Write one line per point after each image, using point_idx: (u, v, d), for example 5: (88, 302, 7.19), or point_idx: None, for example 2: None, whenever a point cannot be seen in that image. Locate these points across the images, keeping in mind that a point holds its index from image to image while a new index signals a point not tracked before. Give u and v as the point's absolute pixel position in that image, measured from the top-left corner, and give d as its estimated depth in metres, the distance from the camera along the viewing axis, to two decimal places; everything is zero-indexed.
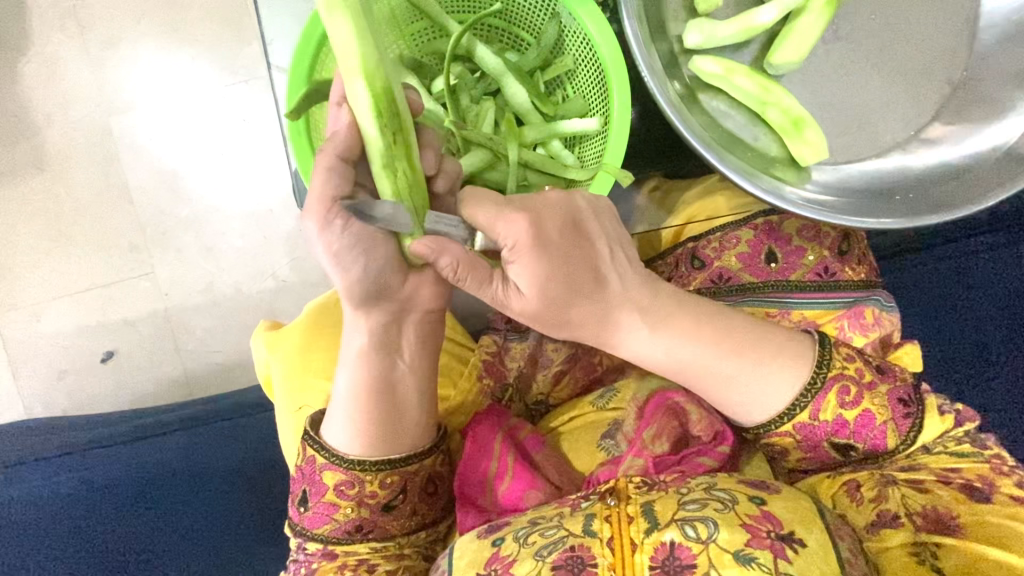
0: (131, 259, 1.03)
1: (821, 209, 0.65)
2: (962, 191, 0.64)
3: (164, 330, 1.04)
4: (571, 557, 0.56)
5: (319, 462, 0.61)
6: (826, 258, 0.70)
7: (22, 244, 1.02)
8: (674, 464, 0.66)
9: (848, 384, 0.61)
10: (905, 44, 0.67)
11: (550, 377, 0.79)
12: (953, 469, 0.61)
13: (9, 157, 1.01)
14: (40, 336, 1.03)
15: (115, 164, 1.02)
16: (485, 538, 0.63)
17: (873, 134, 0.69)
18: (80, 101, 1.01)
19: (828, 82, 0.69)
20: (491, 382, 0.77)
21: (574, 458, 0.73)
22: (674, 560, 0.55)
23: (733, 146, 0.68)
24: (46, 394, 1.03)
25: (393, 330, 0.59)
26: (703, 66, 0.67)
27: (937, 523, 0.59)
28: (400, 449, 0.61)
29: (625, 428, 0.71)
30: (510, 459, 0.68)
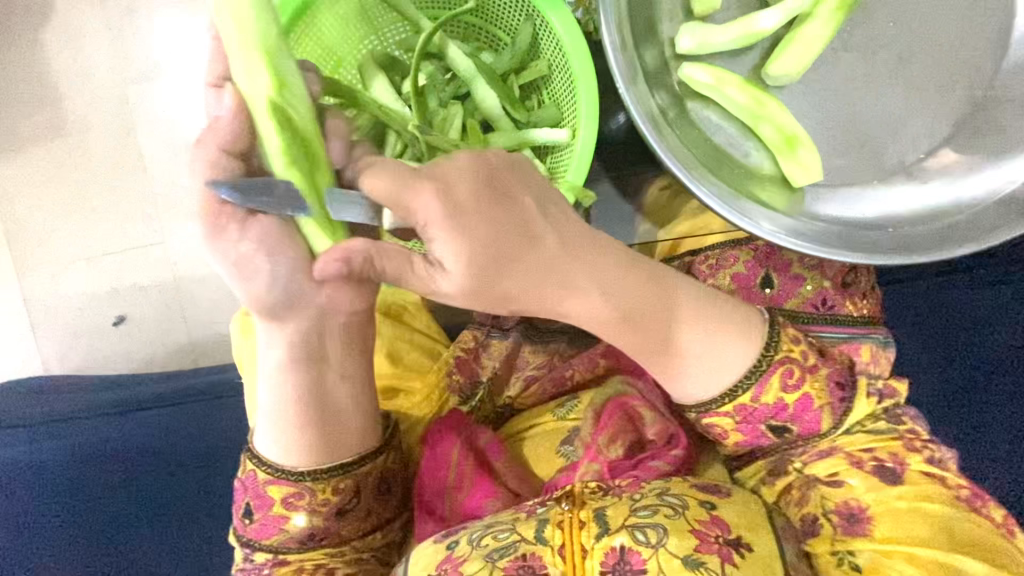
0: (143, 229, 1.07)
1: (807, 237, 0.59)
2: (967, 228, 0.59)
3: (172, 299, 1.09)
4: (521, 568, 0.58)
5: (262, 478, 0.61)
6: (825, 289, 0.71)
7: (45, 208, 1.07)
8: (629, 468, 0.67)
9: (792, 366, 0.62)
10: (920, 60, 0.61)
11: (521, 382, 0.78)
12: (867, 450, 0.64)
13: (36, 123, 1.05)
14: (59, 297, 1.09)
15: (130, 134, 1.05)
16: (441, 542, 0.63)
17: (873, 154, 0.63)
18: (95, 71, 1.04)
19: (834, 96, 0.63)
20: (460, 378, 0.77)
21: (536, 465, 0.73)
22: (625, 564, 0.57)
23: (720, 163, 0.63)
24: (62, 352, 1.10)
25: (314, 338, 0.58)
26: (691, 74, 0.62)
27: (853, 523, 0.62)
28: (346, 453, 0.62)
29: (583, 429, 0.71)
30: (468, 467, 0.69)
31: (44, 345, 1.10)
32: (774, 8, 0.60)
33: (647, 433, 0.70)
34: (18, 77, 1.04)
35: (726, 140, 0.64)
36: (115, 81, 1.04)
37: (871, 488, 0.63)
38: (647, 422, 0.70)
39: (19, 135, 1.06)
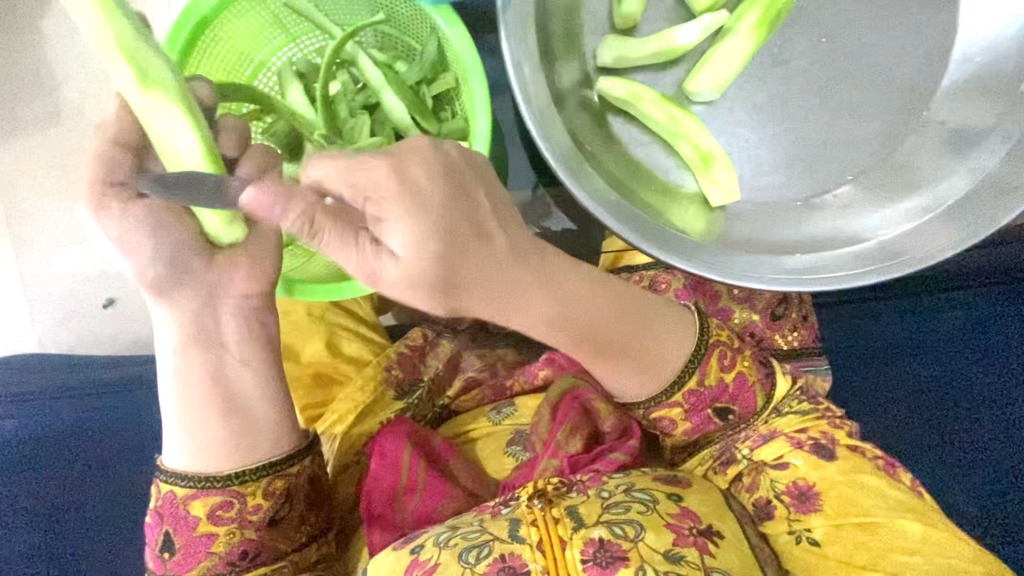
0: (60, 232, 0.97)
1: (723, 257, 0.64)
2: (877, 253, 0.66)
3: (91, 308, 0.98)
4: (502, 569, 0.59)
5: (181, 496, 0.59)
6: (753, 321, 0.78)
7: None
8: (588, 463, 0.70)
9: (726, 350, 0.67)
10: (853, 78, 0.68)
11: (460, 384, 0.83)
12: (801, 431, 0.69)
13: None
14: None
15: (50, 124, 0.95)
16: (402, 548, 0.63)
17: (807, 174, 0.69)
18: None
19: (753, 110, 0.69)
20: (400, 372, 0.82)
21: (485, 463, 0.75)
22: (606, 554, 0.59)
23: (642, 185, 0.69)
24: None
25: (207, 324, 0.59)
26: (612, 89, 0.67)
27: (804, 501, 0.68)
28: (257, 457, 0.60)
29: (538, 429, 0.74)
30: (419, 472, 0.69)
31: None
32: (692, 24, 0.67)
33: (602, 427, 0.73)
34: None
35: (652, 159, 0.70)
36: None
37: (814, 467, 0.68)
38: (602, 415, 0.73)
39: None
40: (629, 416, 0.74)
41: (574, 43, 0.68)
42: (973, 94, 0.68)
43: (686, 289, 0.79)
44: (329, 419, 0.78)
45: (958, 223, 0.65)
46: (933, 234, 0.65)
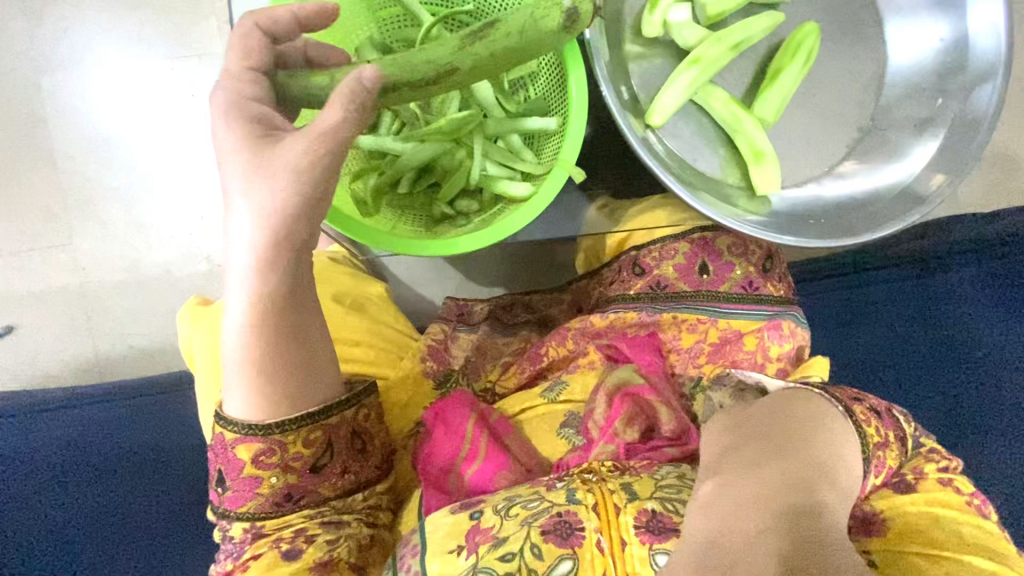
0: (119, 238, 1.11)
1: (769, 229, 0.80)
2: (864, 222, 0.83)
3: (149, 310, 1.12)
4: (559, 522, 0.63)
5: (230, 438, 0.61)
6: (751, 274, 0.88)
7: (27, 217, 1.10)
8: (643, 451, 0.72)
9: (880, 453, 0.67)
10: (814, 102, 0.87)
11: (500, 366, 0.91)
12: (898, 474, 0.69)
13: (25, 143, 1.09)
14: (32, 306, 1.11)
15: (116, 159, 1.10)
16: (462, 513, 0.67)
17: (790, 168, 0.86)
18: (73, 80, 1.09)
19: (784, 95, 0.81)
20: (434, 365, 0.87)
21: (538, 443, 0.78)
22: (655, 523, 0.64)
23: (700, 179, 0.83)
24: (34, 366, 1.11)
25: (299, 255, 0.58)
26: (663, 98, 0.79)
27: (868, 526, 0.67)
28: (320, 400, 0.64)
29: (593, 415, 0.76)
30: (482, 441, 0.74)
31: None
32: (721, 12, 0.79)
33: (660, 424, 0.75)
34: (17, 91, 1.08)
35: (706, 152, 0.84)
36: (131, 76, 1.09)
37: (884, 497, 0.68)
38: (661, 417, 0.75)
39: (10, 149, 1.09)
40: (684, 415, 0.76)
41: (617, 55, 0.82)
42: (903, 99, 0.87)
43: (694, 252, 0.87)
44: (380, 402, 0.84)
45: (910, 198, 0.83)
46: (904, 202, 0.83)
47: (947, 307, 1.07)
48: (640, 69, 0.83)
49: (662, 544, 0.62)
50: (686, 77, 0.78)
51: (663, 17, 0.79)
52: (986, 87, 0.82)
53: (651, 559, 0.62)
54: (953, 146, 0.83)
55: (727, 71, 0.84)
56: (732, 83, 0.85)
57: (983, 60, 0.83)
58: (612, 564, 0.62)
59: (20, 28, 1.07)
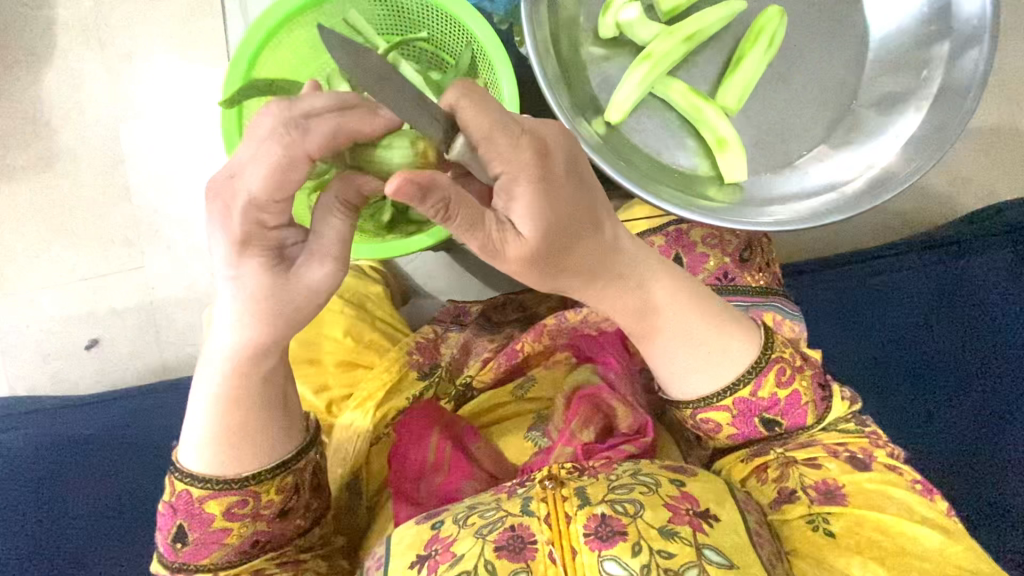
0: (123, 252, 1.12)
1: (735, 215, 0.77)
2: (837, 204, 0.78)
3: (147, 322, 1.13)
4: (512, 537, 0.62)
5: (198, 495, 0.59)
6: (726, 264, 0.84)
7: (27, 229, 1.11)
8: (601, 450, 0.72)
9: (785, 366, 0.68)
10: (792, 83, 0.82)
11: (479, 363, 0.84)
12: (839, 443, 0.71)
13: (29, 155, 1.11)
14: (34, 318, 1.12)
15: (118, 168, 1.11)
16: (425, 523, 0.67)
17: (768, 154, 0.82)
18: (89, 108, 1.11)
19: (745, 86, 0.80)
20: (420, 357, 0.83)
21: (507, 449, 0.79)
22: (606, 527, 0.61)
23: (666, 173, 0.81)
24: (35, 375, 1.12)
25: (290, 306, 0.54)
26: (617, 95, 0.79)
27: (829, 496, 0.69)
28: (289, 448, 0.62)
29: (554, 420, 0.78)
30: (447, 451, 0.73)
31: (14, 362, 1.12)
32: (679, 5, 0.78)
33: (618, 422, 0.75)
34: (29, 113, 1.11)
35: (669, 147, 0.83)
36: (135, 88, 1.11)
37: (846, 471, 0.70)
38: (618, 412, 0.75)
39: (13, 164, 1.11)
40: (645, 412, 0.75)
41: (576, 58, 0.82)
42: (884, 72, 0.82)
43: (669, 245, 0.85)
44: (356, 398, 0.79)
45: (891, 177, 0.78)
46: (881, 182, 0.79)
47: (959, 307, 0.96)
48: (602, 70, 0.83)
49: (611, 550, 0.60)
50: (637, 74, 0.78)
51: (616, 17, 0.79)
52: (972, 53, 0.77)
53: (600, 565, 0.59)
54: (939, 118, 0.78)
55: (693, 65, 0.83)
56: (696, 75, 0.83)
57: (968, 23, 0.77)
58: (563, 572, 0.60)
59: (29, 45, 1.10)
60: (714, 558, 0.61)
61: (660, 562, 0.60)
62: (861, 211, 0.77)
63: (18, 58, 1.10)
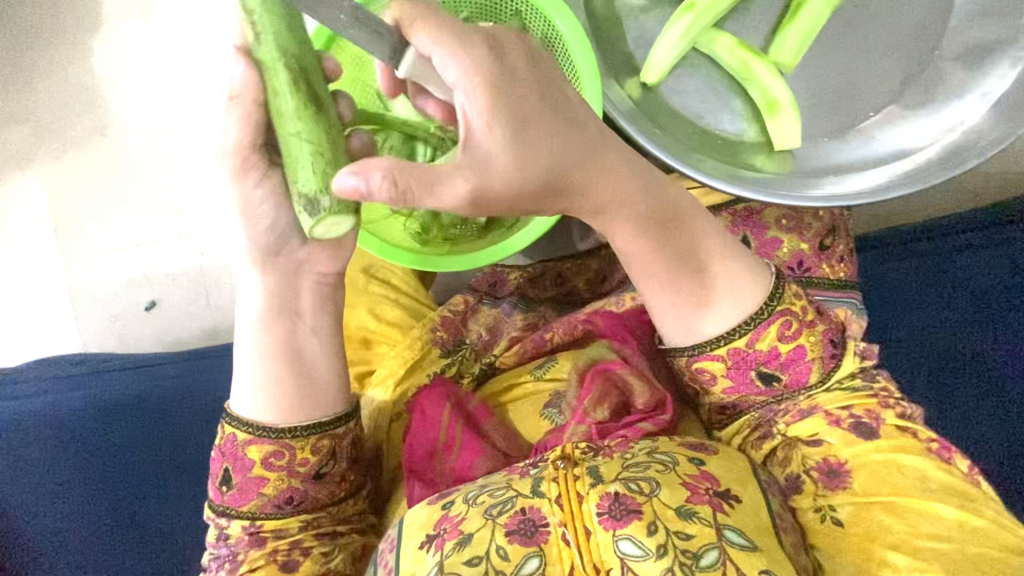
0: (176, 221, 1.15)
1: (787, 189, 0.69)
2: (906, 177, 0.70)
3: (200, 286, 1.16)
4: (523, 520, 0.60)
5: (242, 438, 0.61)
6: (802, 251, 0.76)
7: (84, 198, 1.14)
8: (616, 429, 0.69)
9: (790, 319, 0.68)
10: (860, 35, 0.72)
11: (505, 343, 0.81)
12: (846, 409, 0.70)
13: (77, 126, 1.14)
14: (99, 283, 1.15)
15: (166, 135, 1.14)
16: (436, 503, 0.65)
17: (828, 114, 0.73)
18: (137, 76, 1.13)
19: (807, 38, 0.68)
20: (445, 334, 0.80)
21: (520, 425, 0.75)
22: (619, 507, 0.59)
23: (708, 141, 0.70)
24: (98, 336, 1.16)
25: (289, 292, 0.61)
26: (653, 50, 0.69)
27: (832, 477, 0.69)
28: (325, 411, 0.63)
29: (569, 395, 0.73)
30: (457, 430, 0.70)
31: (82, 327, 1.15)
32: None
33: (634, 399, 0.72)
34: (79, 83, 1.13)
35: (713, 111, 0.72)
36: (174, 56, 1.12)
37: (848, 444, 0.69)
38: (634, 389, 0.72)
39: (64, 136, 1.14)
40: (661, 387, 0.73)
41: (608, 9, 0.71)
42: (976, 20, 0.71)
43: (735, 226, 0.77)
44: (378, 373, 0.76)
45: (968, 147, 0.70)
46: (958, 151, 0.70)
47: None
48: (640, 21, 0.72)
49: (625, 529, 0.58)
50: (679, 25, 0.67)
51: None
52: None
53: (614, 545, 0.58)
54: None
55: (744, 11, 0.71)
56: (750, 25, 0.71)
57: None
58: (577, 554, 0.58)
59: (77, 15, 1.12)
60: (735, 540, 0.60)
61: (677, 542, 0.58)
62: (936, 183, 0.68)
63: (69, 30, 1.13)
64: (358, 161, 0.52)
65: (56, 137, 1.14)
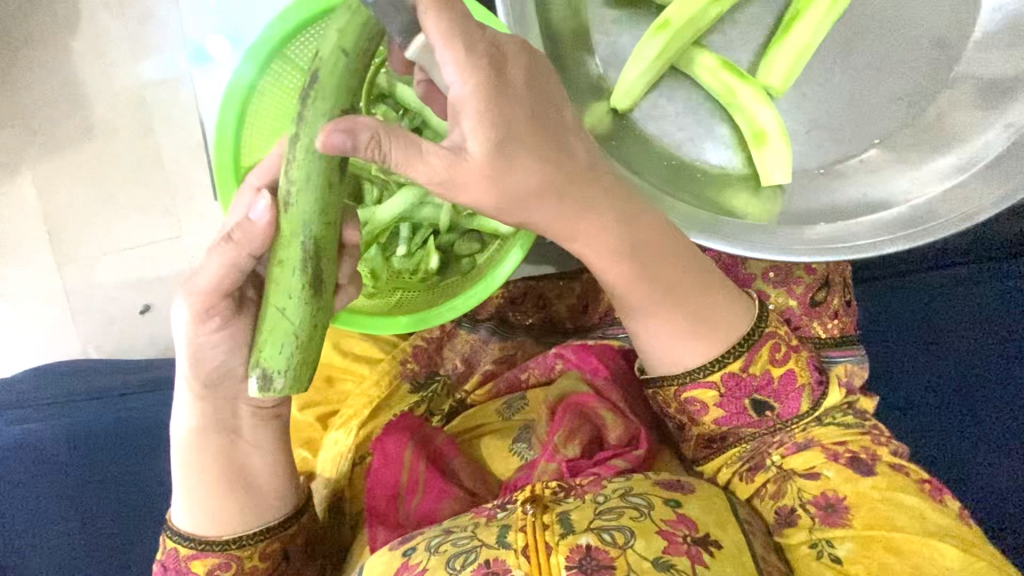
0: (165, 223, 1.13)
1: (773, 230, 0.62)
2: (911, 218, 0.63)
3: None
4: (487, 575, 0.52)
5: (184, 554, 0.60)
6: (792, 308, 0.71)
7: (74, 202, 1.13)
8: (588, 467, 0.64)
9: (779, 342, 0.60)
10: (860, 54, 0.66)
11: (479, 376, 0.81)
12: (839, 442, 0.61)
13: (64, 127, 1.12)
14: (94, 286, 1.16)
15: (151, 135, 1.11)
16: (396, 550, 0.59)
17: (827, 142, 0.68)
18: (119, 75, 1.10)
19: (798, 59, 0.65)
20: (416, 365, 0.80)
21: (487, 465, 0.72)
22: (592, 560, 0.51)
23: (685, 172, 0.67)
24: (96, 337, 1.17)
25: (226, 411, 0.59)
26: (627, 77, 0.65)
27: (830, 513, 0.59)
28: (275, 515, 0.62)
29: (538, 432, 0.71)
30: (421, 469, 0.68)
31: (78, 328, 1.17)
32: None
33: (607, 434, 0.67)
34: (62, 83, 1.10)
35: (695, 139, 0.68)
36: (155, 53, 1.09)
37: (848, 480, 0.59)
38: (606, 423, 0.68)
39: (51, 138, 1.12)
40: (635, 421, 0.69)
41: (582, 26, 0.67)
42: (994, 47, 0.65)
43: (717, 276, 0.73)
44: (342, 416, 0.76)
45: (987, 191, 0.61)
46: (974, 192, 0.62)
47: None
48: (616, 44, 0.68)
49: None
50: (652, 48, 0.64)
51: None
52: None
53: None
54: None
55: (731, 28, 0.68)
56: (737, 40, 0.68)
57: None
58: None
59: (56, 11, 1.09)
60: None
61: None
62: (945, 232, 0.61)
63: (49, 28, 1.09)
64: (344, 117, 0.44)
65: (43, 139, 1.12)
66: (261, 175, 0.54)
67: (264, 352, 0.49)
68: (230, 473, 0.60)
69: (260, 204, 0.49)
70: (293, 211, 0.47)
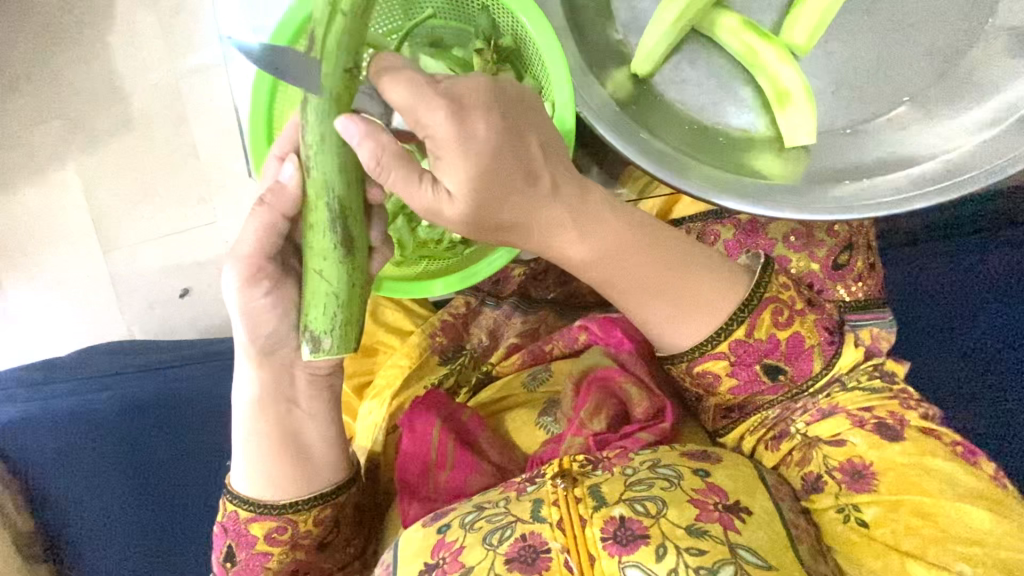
0: (200, 210, 1.17)
1: (797, 191, 0.62)
2: (942, 173, 0.61)
3: None
4: (524, 548, 0.53)
5: (243, 516, 0.62)
6: (815, 272, 0.71)
7: (117, 191, 1.18)
8: (616, 441, 0.65)
9: (781, 305, 0.59)
10: (887, 9, 0.64)
11: (505, 349, 0.81)
12: (865, 408, 0.60)
13: (105, 119, 1.16)
14: (136, 271, 1.20)
15: (185, 124, 1.15)
16: (432, 526, 0.58)
17: (854, 100, 0.66)
18: (152, 66, 1.13)
19: (824, 15, 0.63)
20: (445, 339, 0.81)
21: (515, 437, 0.73)
22: (626, 531, 0.52)
23: (706, 137, 0.67)
24: (141, 320, 1.22)
25: (274, 397, 0.60)
26: (645, 43, 0.65)
27: (857, 480, 0.58)
28: (328, 481, 0.64)
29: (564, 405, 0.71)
30: (449, 446, 0.69)
31: (124, 311, 1.22)
32: None
33: (633, 409, 0.68)
34: (101, 76, 1.14)
35: (716, 103, 0.68)
36: (187, 45, 1.12)
37: (874, 446, 0.59)
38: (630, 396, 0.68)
39: (93, 130, 1.16)
40: (660, 394, 0.68)
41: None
42: None
43: (738, 242, 0.73)
44: (376, 387, 0.79)
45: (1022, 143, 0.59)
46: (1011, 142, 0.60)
47: None
48: (633, 11, 0.68)
49: (632, 556, 0.50)
50: (671, 13, 0.63)
51: None
52: None
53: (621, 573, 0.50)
54: None
55: None
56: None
57: None
58: None
59: (94, 7, 1.12)
60: (751, 559, 0.51)
61: (689, 561, 0.50)
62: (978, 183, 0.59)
63: (87, 23, 1.13)
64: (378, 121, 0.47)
65: (86, 129, 1.16)
66: (283, 144, 0.57)
67: (311, 314, 0.51)
68: (282, 448, 0.61)
69: (288, 167, 0.52)
70: (318, 191, 0.49)
